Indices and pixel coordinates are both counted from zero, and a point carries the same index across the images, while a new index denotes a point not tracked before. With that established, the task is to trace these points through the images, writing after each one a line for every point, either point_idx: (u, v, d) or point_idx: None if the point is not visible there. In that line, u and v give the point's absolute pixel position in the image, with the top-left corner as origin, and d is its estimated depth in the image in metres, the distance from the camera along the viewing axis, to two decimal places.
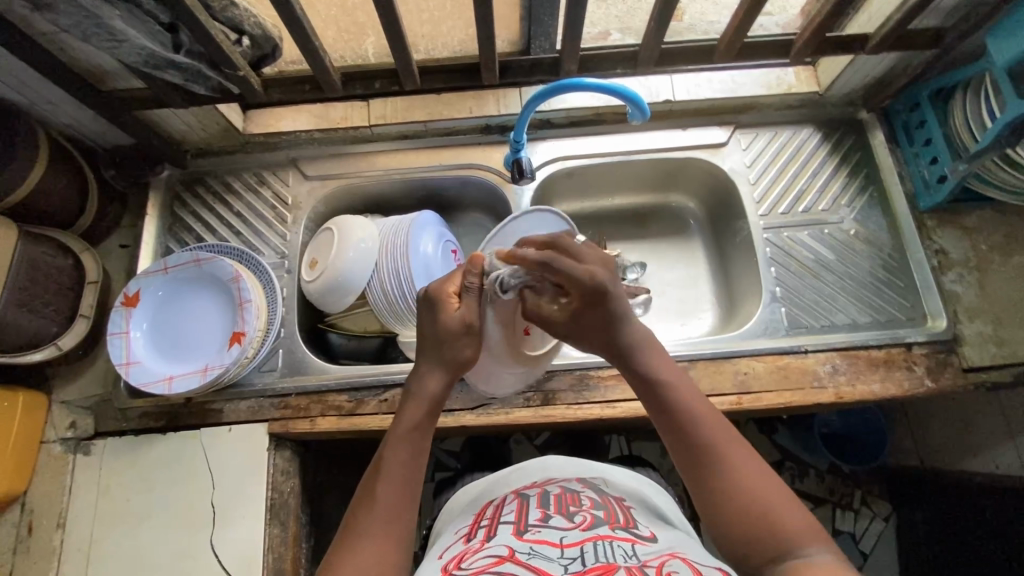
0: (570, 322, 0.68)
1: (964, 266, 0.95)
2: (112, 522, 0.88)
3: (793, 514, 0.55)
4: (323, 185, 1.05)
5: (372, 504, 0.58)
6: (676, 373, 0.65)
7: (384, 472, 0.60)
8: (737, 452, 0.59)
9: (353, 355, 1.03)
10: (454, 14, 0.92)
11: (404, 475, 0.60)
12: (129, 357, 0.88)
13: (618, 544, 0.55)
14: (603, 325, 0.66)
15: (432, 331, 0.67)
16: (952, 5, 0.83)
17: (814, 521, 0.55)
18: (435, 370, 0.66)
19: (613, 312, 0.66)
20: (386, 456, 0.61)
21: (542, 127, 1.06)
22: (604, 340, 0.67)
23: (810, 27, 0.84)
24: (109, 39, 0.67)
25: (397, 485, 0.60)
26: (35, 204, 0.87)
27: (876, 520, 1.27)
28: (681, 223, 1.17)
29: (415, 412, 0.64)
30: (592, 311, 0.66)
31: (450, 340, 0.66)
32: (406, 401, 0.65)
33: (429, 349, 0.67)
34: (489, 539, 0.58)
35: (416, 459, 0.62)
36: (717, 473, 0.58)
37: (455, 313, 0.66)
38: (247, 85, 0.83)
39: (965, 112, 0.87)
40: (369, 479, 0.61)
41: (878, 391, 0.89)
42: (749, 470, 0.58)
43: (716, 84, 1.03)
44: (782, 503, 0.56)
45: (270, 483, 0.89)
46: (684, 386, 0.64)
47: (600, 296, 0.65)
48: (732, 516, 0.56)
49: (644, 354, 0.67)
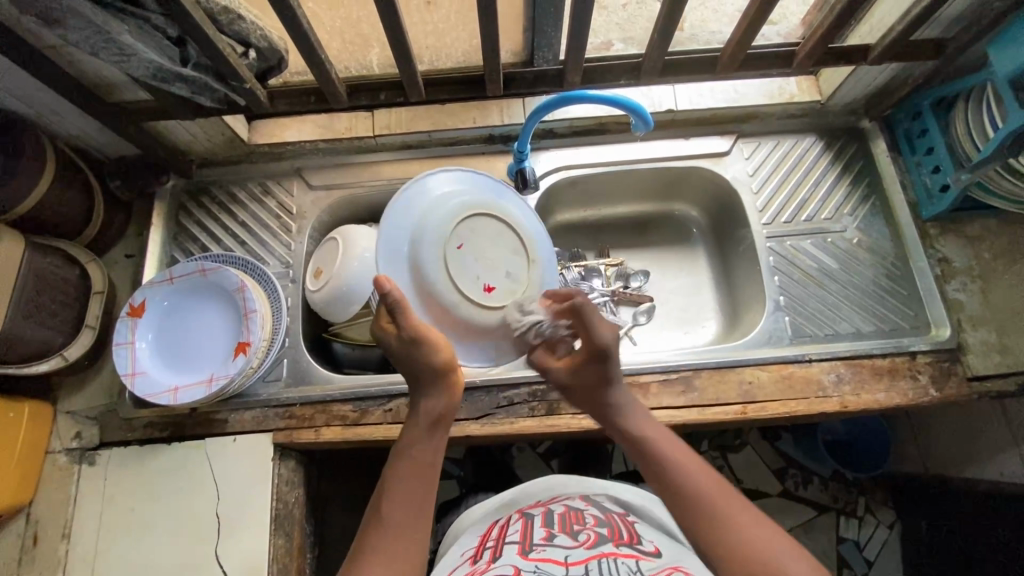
0: (569, 376, 0.76)
1: (967, 274, 0.95)
2: (117, 533, 0.88)
3: (803, 567, 0.54)
4: (327, 195, 1.06)
5: (381, 520, 0.59)
6: (672, 441, 0.68)
7: (391, 488, 0.62)
8: (742, 512, 0.59)
9: (357, 364, 1.04)
10: (459, 25, 0.95)
11: (412, 490, 0.61)
12: (134, 368, 0.89)
13: (622, 561, 0.55)
14: (597, 381, 0.73)
15: (401, 361, 0.69)
16: (954, 16, 0.83)
17: (825, 573, 0.54)
18: (432, 390, 0.68)
19: (606, 372, 0.73)
20: (394, 474, 0.63)
21: (545, 137, 1.06)
22: (598, 399, 0.73)
23: (813, 38, 0.84)
24: (118, 53, 0.67)
25: (405, 499, 0.61)
26: (41, 215, 0.87)
27: (880, 527, 1.27)
28: (684, 231, 1.18)
29: (419, 431, 0.66)
30: (590, 372, 0.73)
31: (429, 361, 0.67)
32: (411, 421, 0.68)
33: (413, 374, 0.69)
34: (494, 559, 0.59)
35: (426, 474, 0.63)
36: (721, 530, 0.58)
37: (393, 338, 0.69)
38: (253, 96, 0.83)
39: (968, 122, 0.88)
40: (377, 497, 0.62)
41: (883, 400, 0.90)
42: (753, 527, 0.58)
43: (718, 94, 1.03)
44: (791, 558, 0.55)
45: (274, 493, 0.89)
46: (679, 451, 0.66)
47: (603, 356, 0.72)
48: (742, 575, 0.55)
49: (635, 422, 0.70)
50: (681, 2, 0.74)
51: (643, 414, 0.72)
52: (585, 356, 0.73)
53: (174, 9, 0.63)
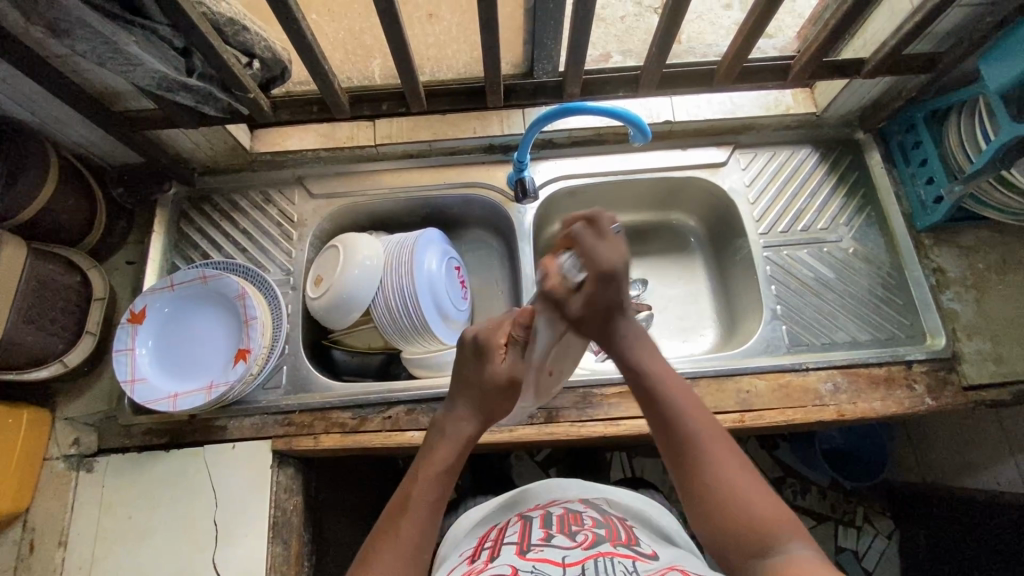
0: (584, 310, 0.72)
1: (962, 284, 0.96)
2: (114, 541, 0.88)
3: (773, 510, 0.58)
4: (329, 203, 1.06)
5: (394, 540, 0.61)
6: (667, 370, 0.71)
7: (409, 510, 0.63)
8: (724, 450, 0.63)
9: (356, 371, 1.05)
10: (460, 37, 0.96)
11: (428, 516, 0.63)
12: (134, 374, 0.88)
13: (619, 561, 0.56)
14: (605, 309, 0.72)
15: (476, 379, 0.71)
16: (946, 31, 0.85)
17: (794, 517, 0.58)
18: (473, 417, 0.71)
19: (618, 295, 0.72)
20: (414, 493, 0.65)
21: (544, 147, 1.08)
22: (610, 329, 0.73)
23: (808, 52, 0.86)
24: (124, 63, 0.68)
25: (419, 522, 0.63)
26: (43, 221, 0.88)
27: (878, 537, 1.27)
28: (681, 241, 1.19)
29: (448, 454, 0.68)
30: (600, 292, 0.71)
31: (495, 393, 0.71)
32: (442, 441, 0.69)
33: (471, 395, 0.71)
34: (492, 558, 0.60)
35: (443, 502, 0.65)
36: (702, 469, 0.62)
37: (502, 368, 0.71)
38: (256, 106, 0.84)
39: (961, 134, 0.89)
40: (394, 512, 0.64)
41: (879, 409, 0.90)
42: (732, 467, 0.62)
43: (715, 105, 1.05)
44: (764, 503, 0.59)
45: (272, 499, 0.89)
46: (676, 383, 0.69)
47: (610, 278, 0.70)
48: (714, 505, 0.60)
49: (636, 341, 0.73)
50: (679, 14, 0.76)
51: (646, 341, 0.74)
52: (596, 280, 0.70)
53: (180, 20, 0.64)
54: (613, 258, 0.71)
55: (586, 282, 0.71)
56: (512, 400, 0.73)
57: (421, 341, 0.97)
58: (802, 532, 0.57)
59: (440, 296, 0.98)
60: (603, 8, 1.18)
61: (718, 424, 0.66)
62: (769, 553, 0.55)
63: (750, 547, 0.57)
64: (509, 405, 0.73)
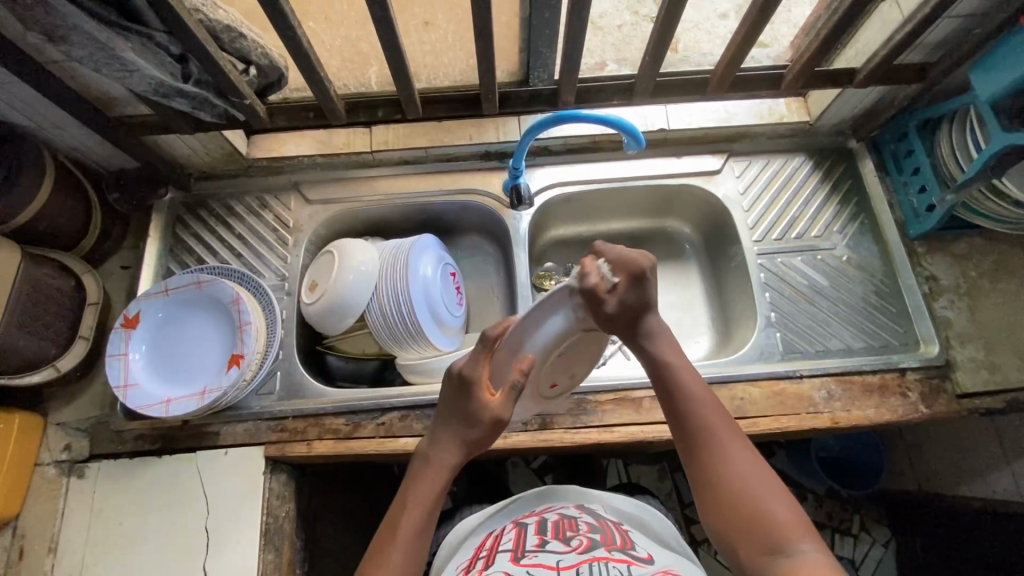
0: (618, 310, 0.67)
1: (954, 292, 0.97)
2: (105, 547, 0.87)
3: (786, 511, 0.58)
4: (325, 209, 1.07)
5: (381, 572, 0.64)
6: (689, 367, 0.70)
7: (397, 538, 0.66)
8: (740, 451, 0.63)
9: (350, 376, 1.04)
10: (456, 46, 0.97)
11: (415, 547, 0.66)
12: (127, 380, 0.88)
13: (613, 565, 0.56)
14: (637, 311, 0.68)
15: (461, 416, 0.71)
16: (936, 41, 0.86)
17: (807, 518, 0.58)
18: (455, 449, 0.72)
19: (648, 297, 0.69)
20: (400, 524, 0.67)
21: (540, 154, 1.08)
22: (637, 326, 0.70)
23: (800, 61, 0.87)
24: (120, 69, 0.68)
25: (406, 553, 0.65)
26: (39, 226, 0.88)
27: (875, 545, 1.26)
28: (677, 248, 1.19)
29: (433, 484, 0.70)
30: (633, 296, 0.67)
31: (475, 430, 0.71)
32: (427, 469, 0.71)
33: (455, 427, 0.72)
34: (487, 567, 0.60)
35: (427, 532, 0.68)
36: (716, 469, 0.62)
37: (485, 406, 0.71)
38: (252, 112, 0.85)
39: (952, 143, 0.90)
40: (384, 537, 0.67)
41: (873, 416, 0.90)
42: (747, 467, 0.61)
43: (709, 114, 1.06)
44: (777, 501, 0.59)
45: (265, 507, 0.89)
46: (697, 382, 0.68)
47: (640, 281, 0.68)
48: (727, 505, 0.60)
49: (660, 343, 0.71)
50: (672, 23, 0.76)
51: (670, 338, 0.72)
52: (630, 283, 0.67)
53: (176, 27, 0.65)
54: (641, 260, 0.68)
55: (619, 285, 0.67)
56: (495, 434, 0.73)
57: (415, 347, 0.97)
58: (813, 533, 0.56)
59: (435, 301, 0.98)
60: (599, 16, 1.19)
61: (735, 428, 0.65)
62: (779, 552, 0.55)
63: (759, 545, 0.57)
64: (492, 437, 0.73)
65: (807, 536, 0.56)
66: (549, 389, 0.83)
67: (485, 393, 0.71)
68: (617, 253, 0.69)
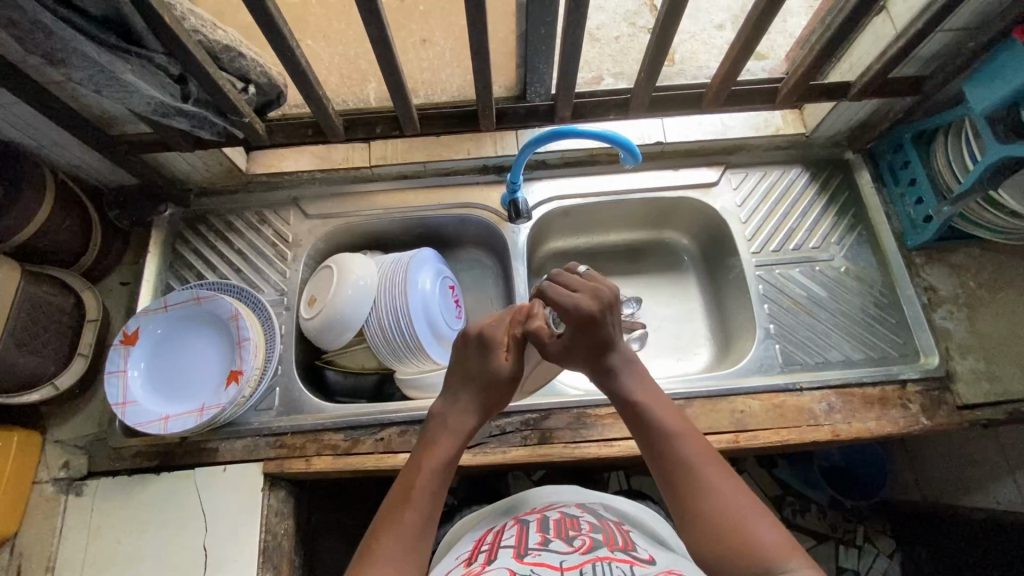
0: (566, 345, 0.73)
1: (954, 303, 0.97)
2: (103, 566, 0.87)
3: (772, 534, 0.57)
4: (324, 223, 1.07)
5: (398, 529, 0.61)
6: (663, 403, 0.70)
7: (413, 499, 0.63)
8: (723, 480, 0.62)
9: (349, 393, 1.03)
10: (453, 62, 0.99)
11: (432, 504, 0.63)
12: (126, 397, 0.88)
13: (616, 565, 0.56)
14: (597, 347, 0.72)
15: (483, 374, 0.73)
16: (929, 54, 0.86)
17: (795, 542, 0.57)
18: (476, 409, 0.72)
19: (605, 336, 0.71)
20: (417, 482, 0.65)
21: (538, 167, 1.08)
22: (600, 364, 0.72)
23: (795, 76, 0.87)
24: (120, 90, 0.70)
25: (423, 512, 0.62)
26: (39, 244, 0.88)
27: (880, 557, 1.23)
28: (676, 259, 1.19)
29: (451, 444, 0.69)
30: (584, 337, 0.71)
31: (495, 390, 0.73)
32: (444, 432, 0.70)
33: (475, 387, 0.73)
34: (489, 562, 0.60)
35: (444, 492, 0.65)
36: (698, 501, 0.61)
37: (507, 366, 0.74)
38: (252, 130, 0.85)
39: (948, 154, 0.90)
40: (395, 502, 0.64)
41: (874, 429, 0.90)
42: (728, 492, 0.61)
43: (705, 127, 1.07)
44: (764, 526, 0.58)
45: (262, 524, 0.88)
46: (674, 417, 0.68)
47: (589, 322, 0.71)
48: (712, 534, 0.58)
49: (633, 382, 0.72)
50: (667, 37, 0.77)
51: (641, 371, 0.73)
52: (574, 327, 0.71)
53: (177, 48, 0.65)
54: (590, 304, 0.71)
55: (587, 295, 0.73)
56: (510, 395, 0.76)
57: (414, 360, 0.97)
58: (801, 553, 0.56)
59: (434, 316, 0.98)
60: (597, 28, 1.20)
61: (712, 452, 0.65)
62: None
63: (750, 570, 0.55)
64: (508, 398, 0.76)
65: (796, 557, 0.55)
66: (531, 384, 0.91)
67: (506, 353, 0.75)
68: (561, 295, 0.73)
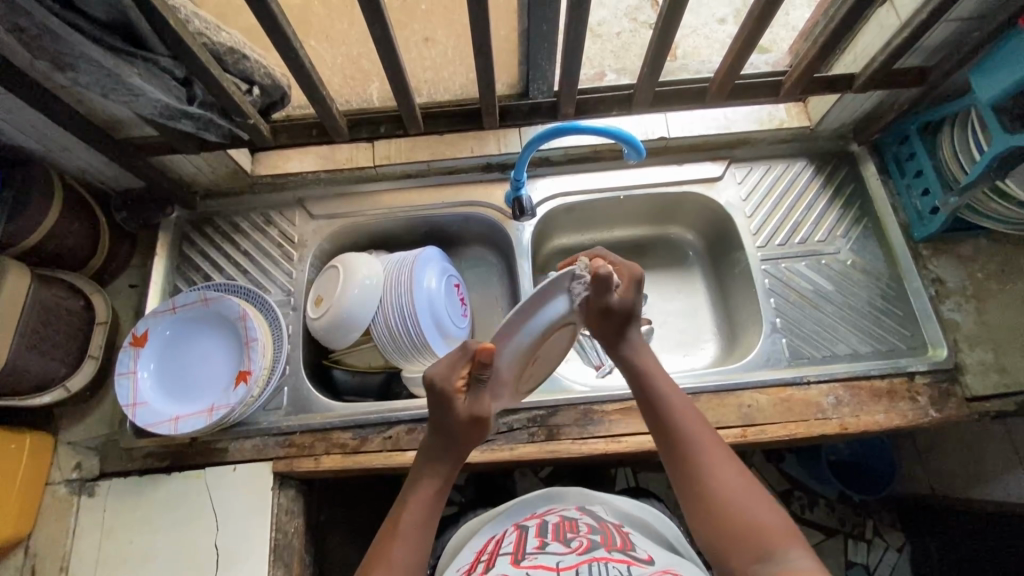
0: (615, 306, 0.74)
1: (961, 295, 0.96)
2: (116, 566, 0.88)
3: (772, 519, 0.58)
4: (329, 224, 1.07)
5: (387, 567, 0.62)
6: (670, 382, 0.72)
7: (400, 537, 0.64)
8: (726, 462, 0.63)
9: (357, 392, 1.04)
10: (455, 60, 0.99)
11: (418, 540, 0.64)
12: (135, 398, 0.89)
13: (613, 565, 0.56)
14: (628, 314, 0.75)
15: (445, 423, 0.68)
16: (935, 44, 0.86)
17: (794, 527, 0.57)
18: (444, 453, 0.69)
19: (637, 305, 0.76)
20: (404, 520, 0.65)
21: (542, 164, 1.09)
22: (623, 331, 0.75)
23: (798, 69, 0.87)
24: (127, 94, 0.71)
25: (412, 546, 0.64)
26: (47, 247, 0.89)
27: (889, 550, 1.24)
28: (681, 254, 1.19)
29: (431, 481, 0.69)
30: (628, 298, 0.75)
31: (460, 437, 0.69)
32: (420, 474, 0.69)
33: (439, 434, 0.69)
34: (487, 569, 0.60)
35: (431, 525, 0.66)
36: (702, 484, 0.62)
37: (465, 410, 0.68)
38: (257, 132, 0.86)
39: (954, 145, 0.90)
40: (384, 539, 0.65)
41: (883, 421, 0.90)
42: (730, 474, 0.62)
43: (709, 121, 1.06)
44: (765, 511, 0.58)
45: (274, 523, 0.89)
46: (680, 399, 0.70)
47: (636, 284, 0.75)
48: (714, 519, 0.59)
49: (638, 357, 0.75)
50: (670, 32, 0.76)
51: (649, 351, 0.76)
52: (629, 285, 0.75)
53: (182, 50, 0.65)
54: (634, 268, 0.77)
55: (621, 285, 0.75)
56: (482, 434, 0.71)
57: (420, 359, 0.97)
58: (798, 539, 0.56)
59: (440, 313, 0.98)
60: (598, 24, 1.20)
61: (717, 436, 0.66)
62: (768, 559, 0.54)
63: (749, 553, 0.56)
64: (481, 436, 0.71)
65: (793, 542, 0.55)
66: (529, 382, 0.85)
67: (462, 400, 0.68)
68: (618, 261, 0.77)
